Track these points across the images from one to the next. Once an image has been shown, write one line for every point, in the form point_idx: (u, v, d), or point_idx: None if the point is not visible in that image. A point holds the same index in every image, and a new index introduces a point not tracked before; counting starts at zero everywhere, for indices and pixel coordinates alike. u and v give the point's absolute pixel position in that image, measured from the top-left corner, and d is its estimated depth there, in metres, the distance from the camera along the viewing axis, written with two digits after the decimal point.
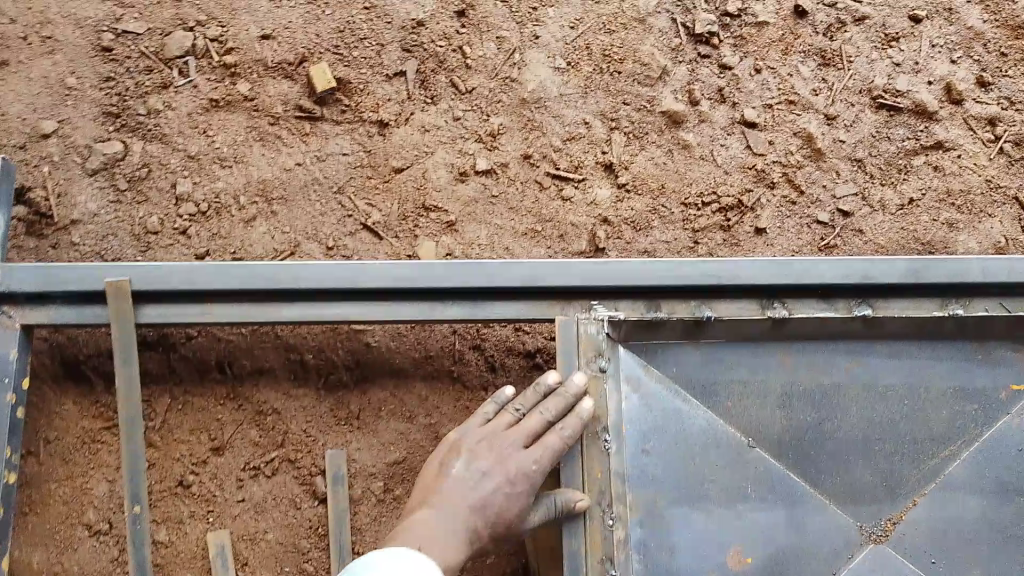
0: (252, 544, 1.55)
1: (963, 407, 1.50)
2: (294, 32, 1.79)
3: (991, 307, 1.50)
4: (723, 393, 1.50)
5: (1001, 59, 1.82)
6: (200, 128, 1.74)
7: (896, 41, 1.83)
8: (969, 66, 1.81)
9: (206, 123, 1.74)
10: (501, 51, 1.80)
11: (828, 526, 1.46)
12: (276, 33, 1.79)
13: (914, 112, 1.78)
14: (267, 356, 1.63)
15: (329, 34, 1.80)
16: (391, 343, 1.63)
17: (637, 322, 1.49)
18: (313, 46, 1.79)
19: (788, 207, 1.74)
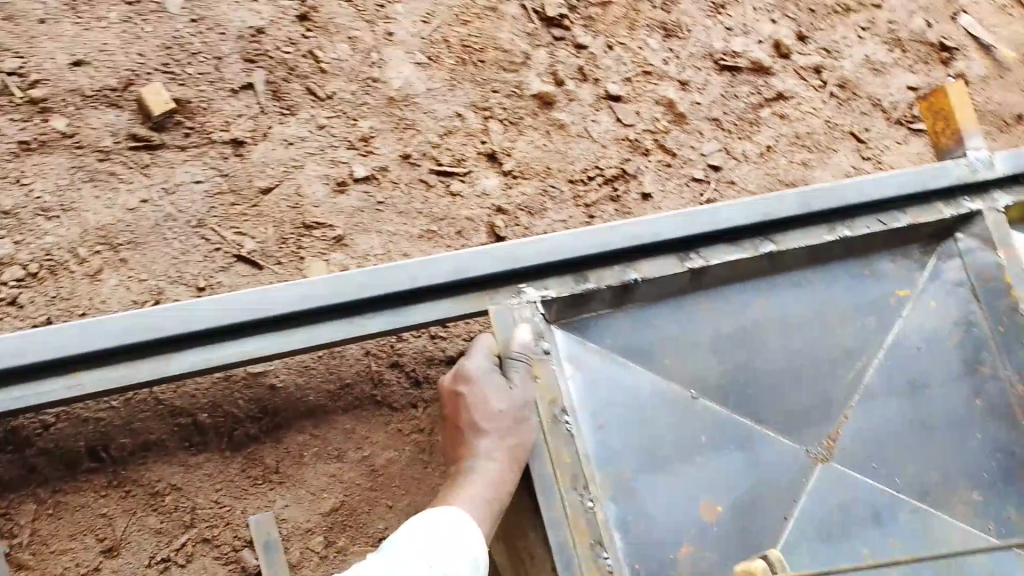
0: None
1: (863, 320, 1.59)
2: (112, 53, 1.55)
3: (872, 224, 1.60)
4: (659, 352, 1.46)
5: (810, 15, 2.01)
6: (11, 177, 1.45)
7: (724, 8, 1.96)
8: (788, 25, 1.99)
9: (18, 171, 1.46)
10: (356, 51, 1.69)
11: (780, 457, 1.47)
12: (88, 57, 1.53)
13: (752, 70, 1.92)
14: (151, 430, 1.38)
15: (154, 51, 1.57)
16: (298, 380, 1.45)
17: (567, 299, 1.41)
18: (137, 66, 1.56)
19: (665, 169, 1.78)
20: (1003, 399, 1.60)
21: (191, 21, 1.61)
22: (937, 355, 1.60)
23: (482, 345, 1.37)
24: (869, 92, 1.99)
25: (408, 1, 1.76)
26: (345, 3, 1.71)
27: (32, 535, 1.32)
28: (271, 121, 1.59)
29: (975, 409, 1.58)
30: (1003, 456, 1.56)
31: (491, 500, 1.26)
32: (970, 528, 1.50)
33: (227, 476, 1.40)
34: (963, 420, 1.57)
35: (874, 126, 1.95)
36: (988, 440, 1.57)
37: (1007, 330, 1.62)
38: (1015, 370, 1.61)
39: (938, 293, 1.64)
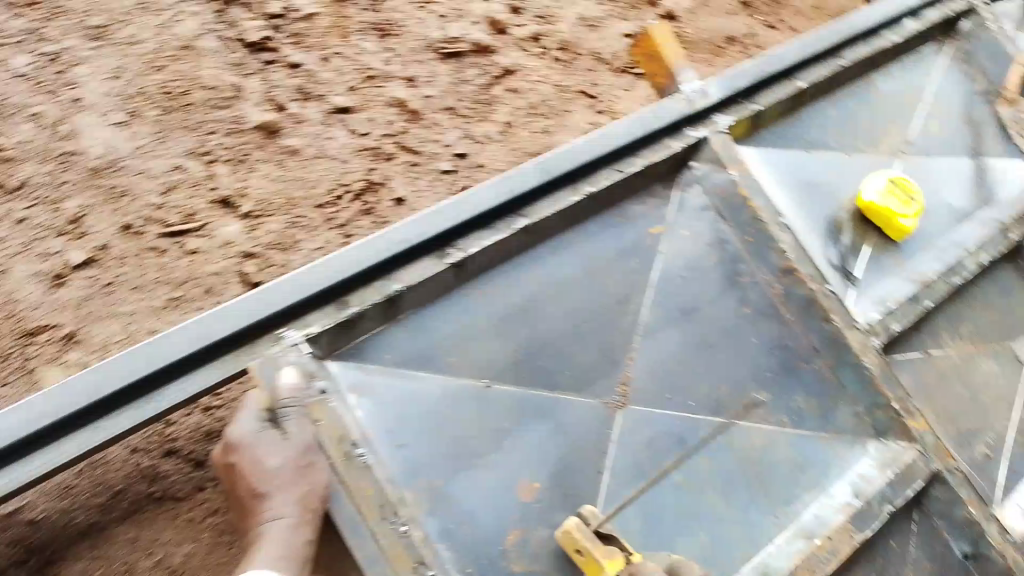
0: None
1: (628, 265, 1.66)
2: None
3: (613, 174, 1.67)
4: (443, 352, 1.44)
5: None
6: None
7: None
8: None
9: None
10: (42, 127, 1.78)
11: (582, 415, 1.52)
12: None
13: (469, 52, 2.14)
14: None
15: None
16: (59, 505, 1.52)
17: (335, 329, 1.37)
18: None
19: (415, 168, 1.95)
20: (766, 301, 1.71)
21: None
22: (701, 278, 1.70)
23: (250, 406, 1.33)
24: (590, 49, 2.26)
25: (92, 60, 1.87)
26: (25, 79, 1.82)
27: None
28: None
29: (744, 316, 1.70)
30: (780, 352, 1.69)
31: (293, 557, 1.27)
32: (768, 427, 1.63)
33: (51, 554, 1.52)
34: (736, 330, 1.69)
35: (602, 79, 2.22)
36: (762, 340, 1.69)
37: (755, 240, 1.72)
38: (772, 272, 1.72)
39: (689, 221, 1.72)
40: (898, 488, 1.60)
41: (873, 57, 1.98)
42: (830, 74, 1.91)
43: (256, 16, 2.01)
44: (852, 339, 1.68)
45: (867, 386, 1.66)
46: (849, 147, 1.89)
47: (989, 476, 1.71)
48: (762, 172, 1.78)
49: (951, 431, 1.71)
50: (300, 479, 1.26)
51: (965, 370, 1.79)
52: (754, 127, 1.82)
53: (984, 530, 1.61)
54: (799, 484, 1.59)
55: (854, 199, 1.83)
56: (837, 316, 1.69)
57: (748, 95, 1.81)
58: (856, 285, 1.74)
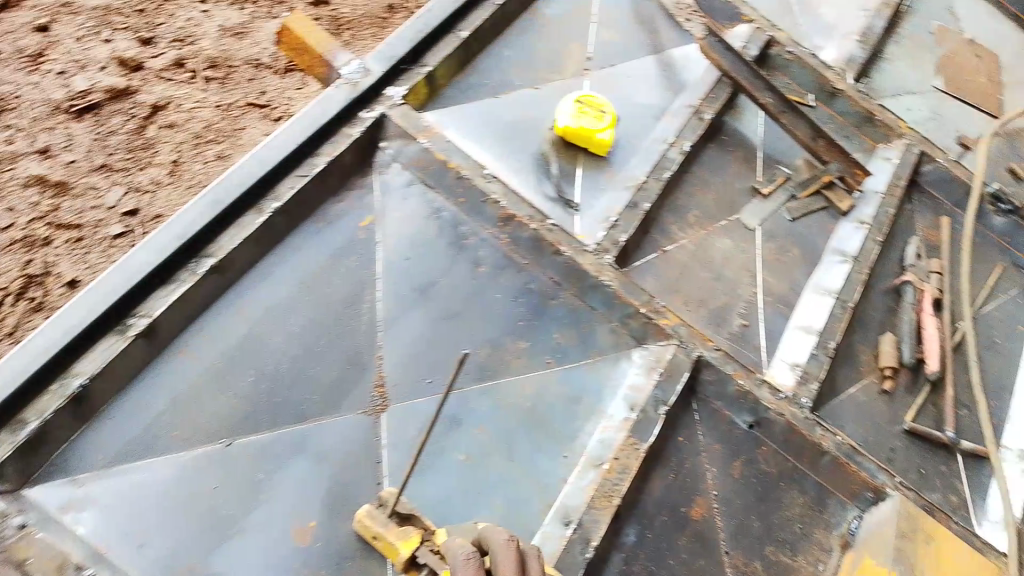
0: None
1: (347, 266, 1.60)
2: None
3: (295, 183, 1.58)
4: (162, 429, 1.36)
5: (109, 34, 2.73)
6: None
7: (46, 58, 2.65)
8: (121, 40, 2.72)
9: None
10: None
11: (341, 432, 1.44)
12: None
13: (111, 95, 2.60)
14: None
15: None
16: None
17: (19, 454, 1.25)
18: None
19: (78, 244, 2.34)
20: (498, 254, 1.70)
21: None
22: (427, 253, 1.66)
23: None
24: (244, 58, 2.76)
25: None
26: None
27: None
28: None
29: (482, 276, 1.68)
30: (525, 298, 1.69)
31: None
32: (534, 373, 1.63)
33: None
34: (478, 291, 1.66)
35: (270, 86, 2.72)
36: (506, 293, 1.68)
37: (467, 198, 1.70)
38: (492, 224, 1.70)
39: (397, 202, 1.68)
40: (668, 388, 1.63)
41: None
42: (490, 15, 1.90)
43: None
44: (587, 263, 1.71)
45: (613, 302, 1.71)
46: (535, 81, 1.91)
47: (751, 345, 1.76)
48: (453, 132, 1.75)
49: (702, 317, 1.77)
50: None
51: (702, 255, 1.84)
52: (434, 92, 1.79)
53: (757, 397, 1.65)
54: (578, 417, 1.61)
55: (552, 129, 1.85)
56: (565, 246, 1.71)
57: (413, 60, 1.77)
58: (578, 210, 1.78)
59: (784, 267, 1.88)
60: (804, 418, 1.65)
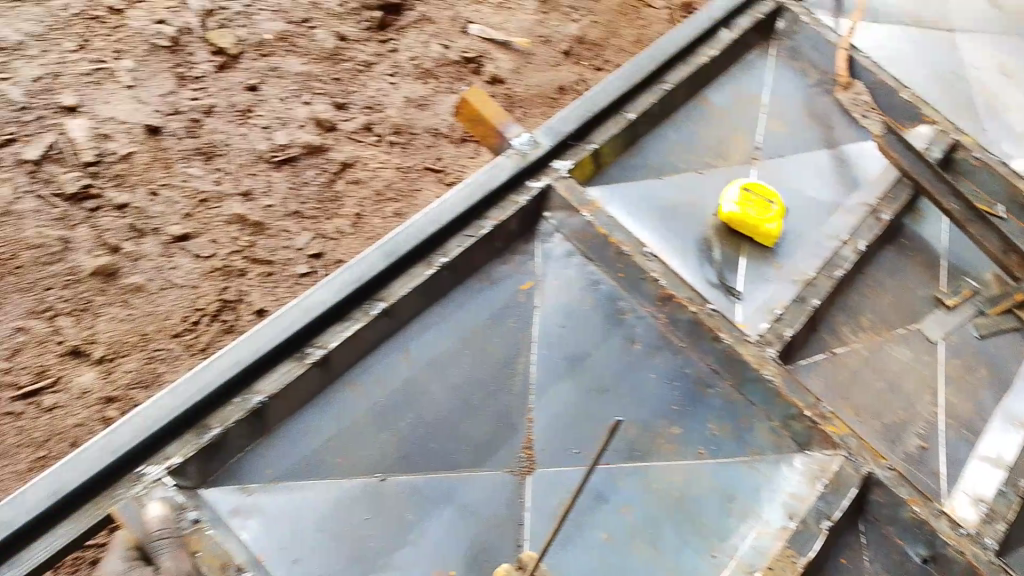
0: None
1: (506, 327, 1.61)
2: None
3: (463, 239, 1.64)
4: (325, 457, 1.43)
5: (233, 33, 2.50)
6: None
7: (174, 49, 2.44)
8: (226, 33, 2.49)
9: None
10: None
11: (486, 489, 1.46)
12: None
13: (319, 61, 2.49)
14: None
15: None
16: None
17: (199, 455, 1.37)
18: None
19: (270, 280, 2.07)
20: (654, 332, 1.64)
21: None
22: (586, 324, 1.64)
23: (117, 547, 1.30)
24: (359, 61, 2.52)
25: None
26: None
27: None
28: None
29: (636, 352, 1.62)
30: (680, 381, 1.59)
31: None
32: (686, 461, 1.50)
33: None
34: (632, 369, 1.60)
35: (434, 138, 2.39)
36: (660, 373, 1.60)
37: (627, 272, 1.68)
38: (651, 302, 1.66)
39: (559, 269, 1.70)
40: (833, 502, 1.42)
41: (698, 75, 2.11)
42: (656, 100, 2.00)
43: (53, 191, 2.13)
44: (747, 353, 1.58)
45: (775, 400, 1.54)
46: (700, 166, 1.99)
47: (929, 470, 1.61)
48: (612, 208, 1.82)
49: (876, 431, 1.66)
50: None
51: (877, 363, 1.76)
52: (599, 167, 1.89)
53: (936, 528, 1.41)
54: (730, 515, 1.44)
55: (716, 215, 1.87)
56: (725, 333, 1.61)
57: (580, 137, 1.86)
58: (740, 298, 1.73)
59: (970, 385, 1.76)
60: (989, 561, 1.40)
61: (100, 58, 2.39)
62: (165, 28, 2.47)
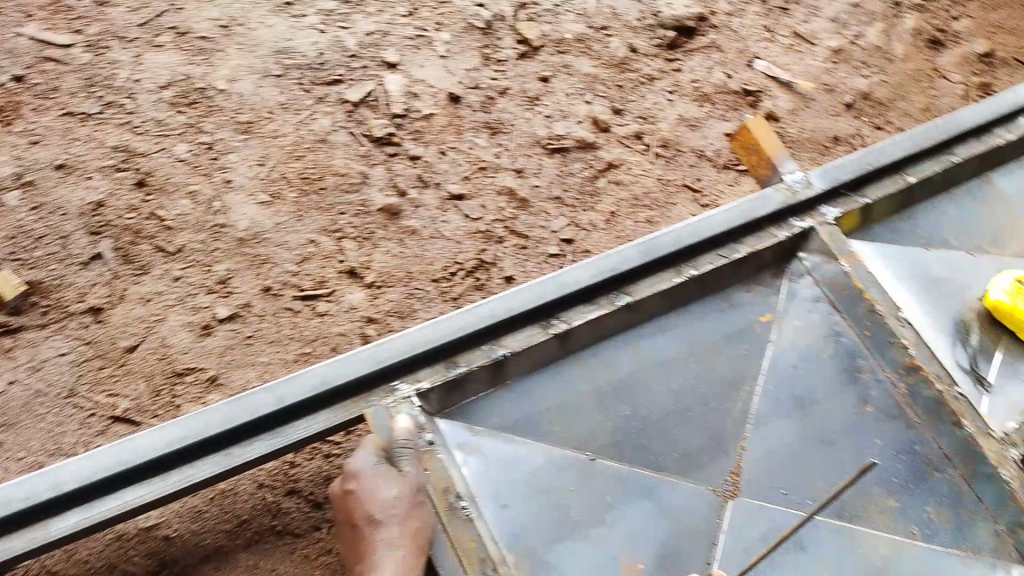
0: None
1: (738, 351, 1.66)
2: None
3: (716, 258, 1.70)
4: (546, 422, 1.53)
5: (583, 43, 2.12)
6: None
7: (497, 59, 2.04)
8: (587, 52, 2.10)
9: None
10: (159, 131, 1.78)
11: (685, 496, 1.52)
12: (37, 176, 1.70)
13: (607, 67, 2.09)
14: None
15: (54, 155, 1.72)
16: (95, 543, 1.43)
17: (443, 387, 1.49)
18: None
19: (522, 252, 1.81)
20: (890, 400, 1.62)
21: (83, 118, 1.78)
22: (820, 372, 1.65)
23: (365, 445, 1.43)
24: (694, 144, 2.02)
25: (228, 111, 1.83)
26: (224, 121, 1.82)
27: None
28: (154, 282, 1.63)
29: (866, 415, 1.60)
30: (908, 457, 1.55)
31: None
32: (894, 535, 1.47)
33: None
34: (859, 429, 1.59)
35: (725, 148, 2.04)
36: (888, 443, 1.57)
37: (873, 332, 1.68)
38: (893, 369, 1.64)
39: (802, 311, 1.72)
40: None
41: (986, 155, 1.98)
42: (941, 170, 1.92)
43: (382, 116, 1.89)
44: (988, 448, 1.53)
45: (1008, 502, 1.48)
46: (971, 247, 1.85)
47: None
48: (878, 266, 1.77)
49: None
50: (420, 525, 1.37)
51: None
52: (866, 222, 1.84)
53: None
54: None
55: (981, 299, 1.75)
56: (969, 420, 1.56)
57: (855, 189, 1.84)
58: (989, 391, 1.62)
59: None
60: None
61: (473, 60, 2.02)
62: (485, 10, 2.12)
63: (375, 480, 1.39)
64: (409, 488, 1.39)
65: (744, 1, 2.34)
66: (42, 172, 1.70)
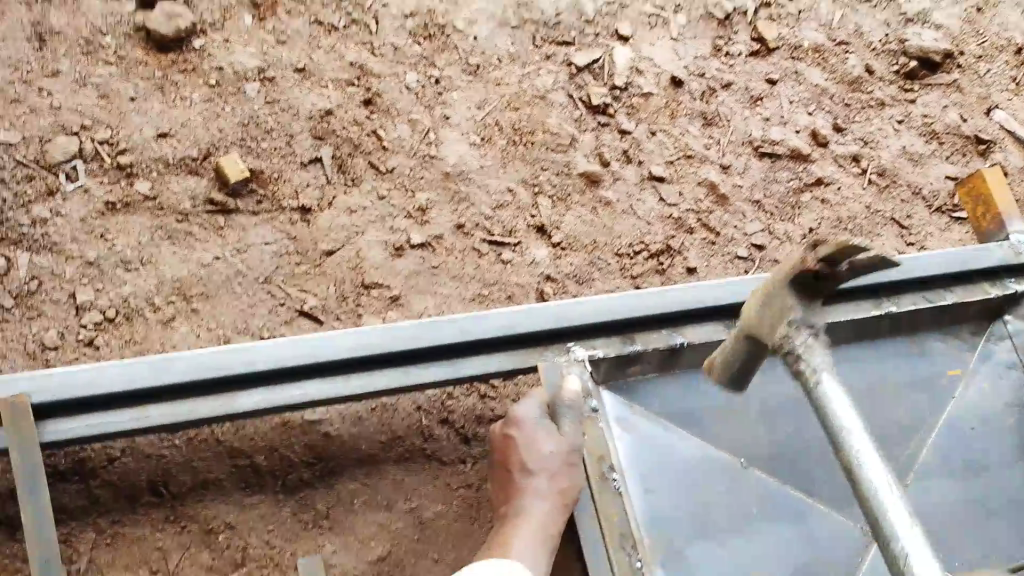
0: None
1: (918, 399, 1.57)
2: (232, 44, 1.77)
3: (918, 300, 1.62)
4: (707, 419, 1.48)
5: (816, 56, 2.15)
6: (166, 236, 1.56)
7: (727, 52, 2.08)
8: (818, 67, 2.13)
9: (176, 233, 1.57)
10: (394, 57, 1.85)
11: (835, 533, 1.43)
12: (272, 71, 1.77)
13: (838, 82, 2.13)
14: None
15: (293, 57, 1.79)
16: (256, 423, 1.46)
17: (614, 359, 1.46)
18: (209, 37, 1.76)
19: (709, 247, 1.82)
20: None
21: (327, 30, 1.84)
22: (998, 440, 1.56)
23: (530, 395, 1.42)
24: (909, 181, 2.03)
25: (465, 53, 1.89)
26: (455, 61, 1.88)
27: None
28: (361, 196, 1.70)
29: None
30: None
31: (540, 541, 1.31)
32: None
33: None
34: None
35: (939, 187, 2.04)
36: None
37: None
38: None
39: (992, 375, 1.62)
40: None
41: None
42: None
43: (602, 84, 1.94)
44: None
45: None
46: None
47: None
48: None
49: None
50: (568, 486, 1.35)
51: None
52: None
53: None
54: None
55: None
56: None
57: None
58: None
59: None
60: None
61: (703, 48, 2.06)
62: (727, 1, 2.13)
63: (532, 431, 1.37)
64: (564, 444, 1.37)
65: (996, 47, 2.27)
66: (282, 72, 1.77)
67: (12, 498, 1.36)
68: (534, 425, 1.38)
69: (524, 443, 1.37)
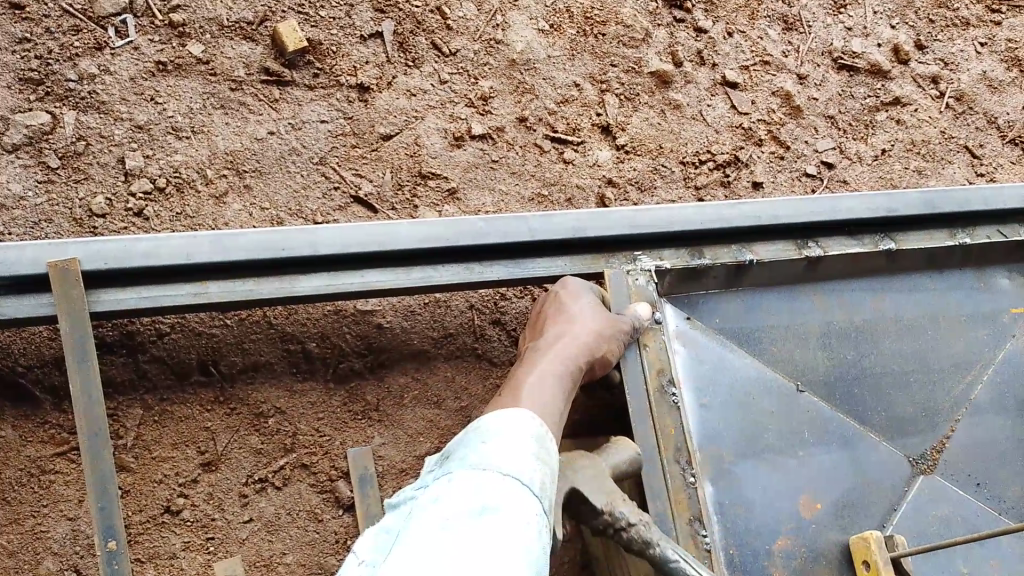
0: (275, 534, 1.32)
1: (977, 335, 1.54)
2: None
3: (993, 233, 1.56)
4: (766, 340, 1.44)
5: None
6: (219, 104, 1.49)
7: None
8: None
9: (227, 100, 1.50)
10: None
11: (883, 460, 1.42)
12: None
13: None
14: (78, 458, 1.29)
15: None
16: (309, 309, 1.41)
17: (681, 272, 1.41)
18: None
19: (777, 161, 1.75)
20: None
21: None
22: None
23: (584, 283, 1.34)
24: (986, 109, 1.93)
25: None
26: None
27: (7, 520, 1.24)
28: (422, 78, 1.61)
29: None
30: None
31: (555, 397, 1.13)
32: None
33: (72, 494, 1.27)
34: None
35: (1015, 118, 1.94)
36: None
37: None
38: None
39: None
40: None
41: None
42: None
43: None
44: None
45: None
46: None
47: None
48: None
49: None
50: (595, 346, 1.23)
51: None
52: None
53: None
54: None
55: None
56: None
57: None
58: None
59: None
60: None
61: None
62: None
63: (573, 301, 1.28)
64: (603, 312, 1.28)
65: None
66: None
67: (61, 368, 1.31)
68: (580, 299, 1.29)
69: (565, 311, 1.27)
